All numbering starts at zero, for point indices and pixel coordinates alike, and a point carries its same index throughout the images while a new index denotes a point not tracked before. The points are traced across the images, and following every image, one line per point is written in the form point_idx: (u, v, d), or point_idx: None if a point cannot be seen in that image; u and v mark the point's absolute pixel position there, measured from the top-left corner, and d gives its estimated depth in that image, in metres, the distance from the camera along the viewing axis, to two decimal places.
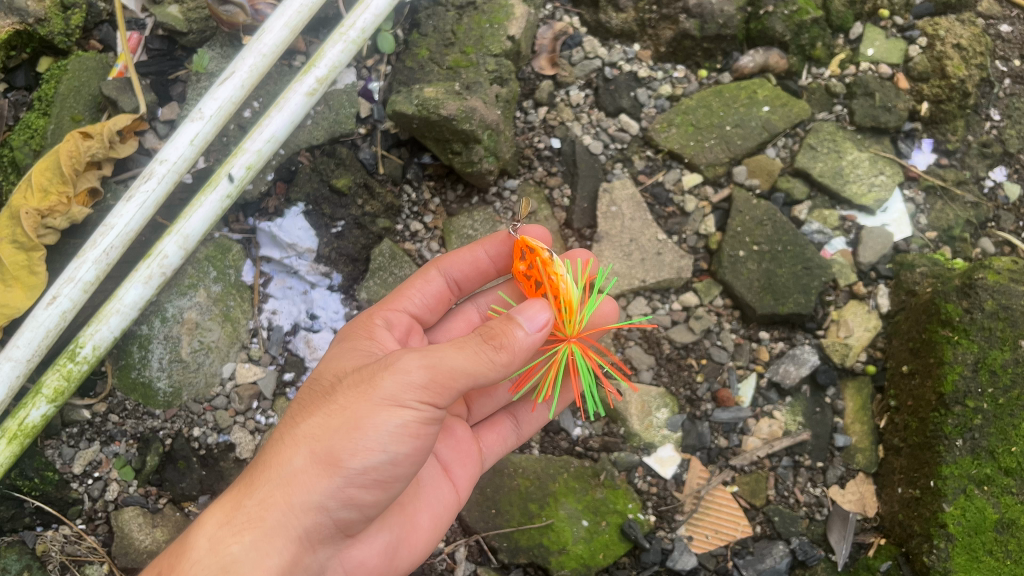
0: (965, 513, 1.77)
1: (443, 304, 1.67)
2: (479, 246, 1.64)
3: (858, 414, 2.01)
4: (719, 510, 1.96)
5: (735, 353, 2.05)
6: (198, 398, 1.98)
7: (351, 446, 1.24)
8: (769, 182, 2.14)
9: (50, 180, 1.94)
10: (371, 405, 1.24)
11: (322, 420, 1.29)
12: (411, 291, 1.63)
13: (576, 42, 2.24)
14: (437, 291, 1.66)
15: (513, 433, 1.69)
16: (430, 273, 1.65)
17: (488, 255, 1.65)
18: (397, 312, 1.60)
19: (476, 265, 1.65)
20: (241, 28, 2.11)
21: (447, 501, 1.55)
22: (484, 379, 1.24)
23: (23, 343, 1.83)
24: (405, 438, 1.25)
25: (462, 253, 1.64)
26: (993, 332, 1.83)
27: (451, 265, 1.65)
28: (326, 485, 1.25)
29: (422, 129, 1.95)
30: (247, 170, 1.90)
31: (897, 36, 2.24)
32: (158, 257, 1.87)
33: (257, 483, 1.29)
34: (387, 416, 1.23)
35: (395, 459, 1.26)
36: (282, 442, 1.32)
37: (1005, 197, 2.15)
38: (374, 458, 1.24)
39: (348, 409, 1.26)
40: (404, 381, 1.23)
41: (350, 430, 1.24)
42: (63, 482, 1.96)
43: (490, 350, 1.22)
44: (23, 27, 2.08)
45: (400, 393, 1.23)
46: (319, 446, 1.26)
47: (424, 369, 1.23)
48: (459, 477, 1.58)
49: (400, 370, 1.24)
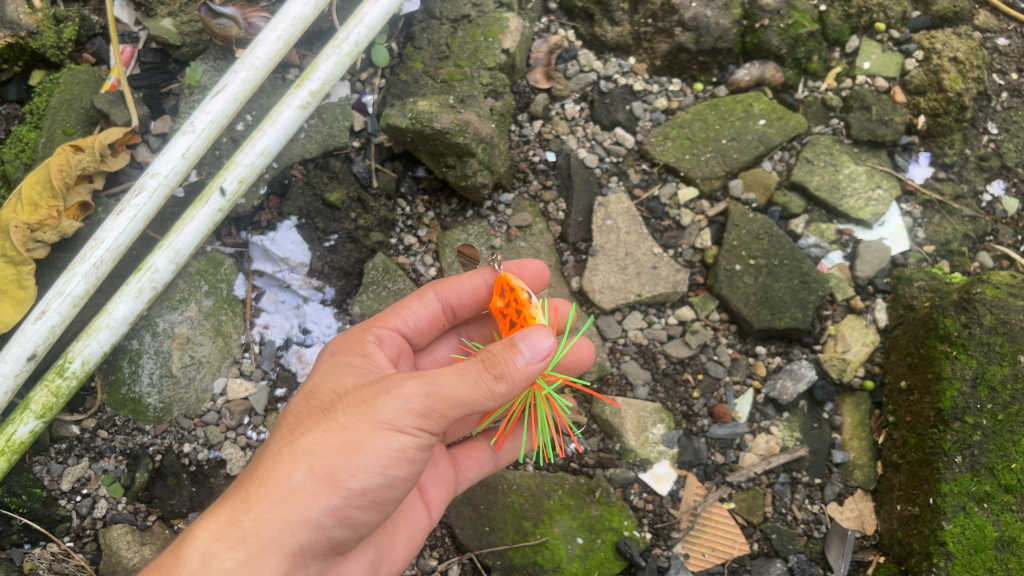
0: (965, 531, 1.74)
1: (436, 326, 1.64)
2: (480, 275, 1.60)
3: (856, 429, 1.98)
4: (715, 527, 1.94)
5: (732, 368, 2.02)
6: (189, 414, 1.96)
7: (352, 466, 1.21)
8: (766, 196, 2.12)
9: (40, 194, 1.92)
10: (370, 426, 1.21)
11: (320, 437, 1.23)
12: (406, 311, 1.60)
13: (571, 55, 2.22)
14: (432, 314, 1.62)
15: (491, 460, 1.64)
16: (426, 295, 1.61)
17: (488, 284, 1.60)
18: (389, 331, 1.57)
19: (474, 293, 1.61)
20: (235, 42, 2.09)
21: (417, 524, 1.54)
22: (481, 407, 1.21)
23: (10, 358, 1.80)
24: (401, 463, 1.24)
25: (462, 281, 1.61)
26: (993, 347, 1.81)
27: (449, 290, 1.60)
28: (324, 504, 1.21)
29: (416, 142, 1.93)
30: (239, 184, 1.88)
31: (894, 50, 2.22)
32: (148, 271, 1.85)
33: (254, 496, 1.22)
34: (389, 439, 1.21)
35: (390, 483, 1.25)
36: (276, 457, 1.25)
37: (1003, 211, 2.14)
38: (372, 479, 1.22)
39: (349, 429, 1.22)
40: (408, 407, 1.20)
41: (351, 450, 1.21)
42: (51, 499, 1.94)
43: (490, 381, 1.19)
44: (15, 40, 2.07)
45: (400, 418, 1.20)
46: (318, 463, 1.21)
47: (425, 395, 1.20)
48: (431, 499, 1.56)
49: (401, 396, 1.20)
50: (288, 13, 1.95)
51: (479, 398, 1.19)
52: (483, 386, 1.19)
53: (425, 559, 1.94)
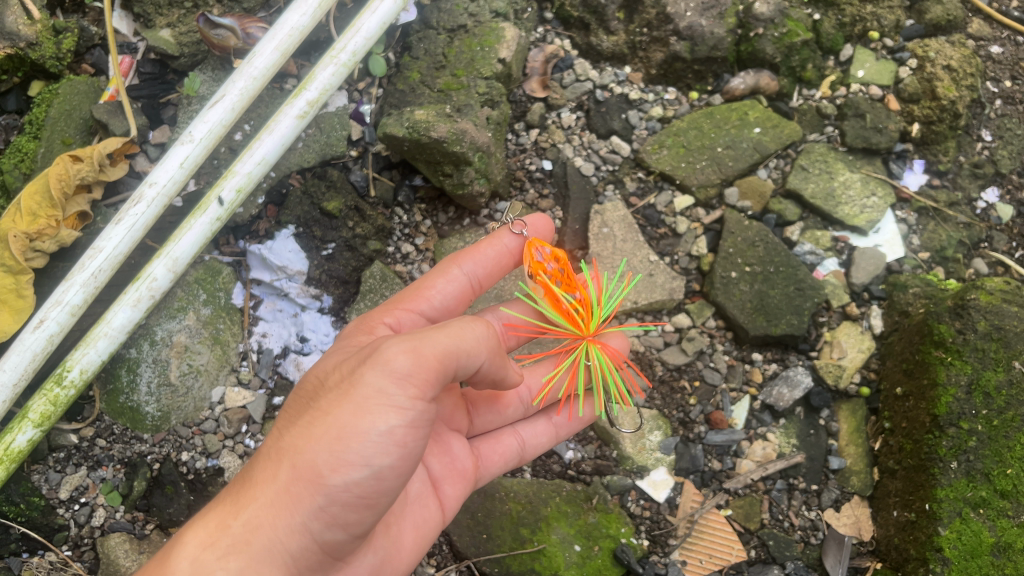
0: (960, 537, 1.75)
1: (463, 302, 1.59)
2: (503, 235, 1.64)
3: (852, 436, 1.99)
4: (712, 534, 1.94)
5: (728, 375, 2.03)
6: (187, 422, 1.96)
7: (334, 459, 1.15)
8: (761, 204, 2.13)
9: (39, 204, 1.94)
10: (353, 409, 1.16)
11: (303, 430, 1.20)
12: (431, 290, 1.54)
13: (567, 64, 2.24)
14: (458, 289, 1.57)
15: (516, 451, 1.69)
16: (450, 270, 1.56)
17: (513, 244, 1.65)
18: (412, 315, 1.51)
19: (498, 258, 1.63)
20: (234, 53, 2.11)
21: (430, 521, 1.53)
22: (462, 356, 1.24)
23: (9, 367, 1.81)
24: (390, 448, 1.17)
25: (486, 247, 1.61)
26: (987, 353, 1.81)
27: (470, 260, 1.58)
28: (310, 504, 1.18)
29: (413, 151, 1.94)
30: (236, 194, 1.89)
31: (887, 58, 2.24)
32: (147, 280, 1.85)
33: (244, 501, 1.21)
34: (373, 421, 1.15)
35: (379, 473, 1.18)
36: (266, 458, 1.24)
37: (998, 218, 2.16)
38: (357, 472, 1.16)
39: (331, 417, 1.17)
40: (389, 377, 1.16)
41: (334, 441, 1.16)
42: (49, 508, 1.95)
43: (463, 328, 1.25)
44: (15, 51, 2.08)
45: (384, 391, 1.16)
46: (302, 459, 1.18)
47: (407, 357, 1.18)
48: (446, 496, 1.55)
49: (383, 364, 1.17)
50: (285, 23, 1.97)
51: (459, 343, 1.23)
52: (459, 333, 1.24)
53: (423, 566, 1.94)
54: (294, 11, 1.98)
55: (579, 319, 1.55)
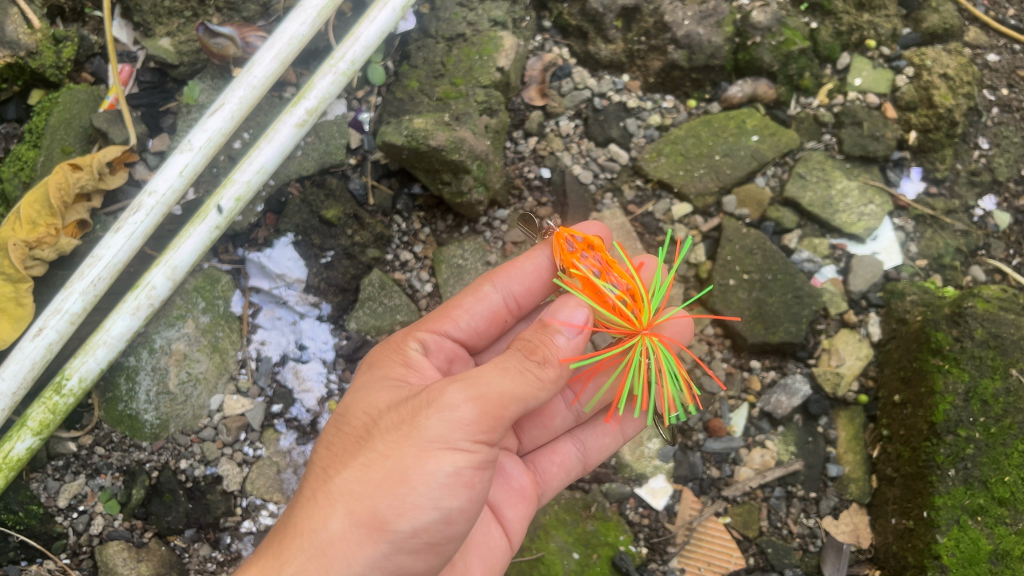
0: (958, 544, 1.74)
1: (497, 323, 1.55)
2: (541, 252, 1.54)
3: (851, 443, 2.00)
4: (711, 541, 1.95)
5: (726, 383, 2.04)
6: (186, 430, 1.97)
7: (398, 504, 1.14)
8: (759, 211, 2.14)
9: (39, 213, 1.94)
10: (416, 452, 1.13)
11: (358, 473, 1.17)
12: (458, 312, 1.52)
13: (565, 73, 2.25)
14: (490, 309, 1.53)
15: (577, 460, 1.64)
16: (483, 290, 1.52)
17: (550, 261, 1.54)
18: (439, 337, 1.49)
19: (537, 274, 1.53)
20: (233, 62, 2.13)
21: (495, 549, 1.48)
22: (536, 398, 1.16)
23: (8, 375, 1.82)
24: (458, 489, 1.16)
25: (522, 263, 1.52)
26: (984, 361, 1.82)
27: (506, 278, 1.52)
28: (372, 552, 1.14)
29: (411, 159, 1.95)
30: (236, 202, 1.90)
31: (884, 67, 2.25)
32: (146, 288, 1.86)
33: (291, 549, 1.16)
34: (439, 463, 1.13)
35: (448, 516, 1.16)
36: (313, 502, 1.19)
37: (994, 226, 2.17)
38: (424, 517, 1.14)
39: (391, 459, 1.15)
40: (452, 423, 1.12)
41: (396, 486, 1.13)
42: (47, 516, 1.94)
43: (535, 366, 1.16)
44: (15, 60, 2.09)
45: (448, 435, 1.12)
46: (360, 505, 1.15)
47: (471, 403, 1.12)
48: (508, 519, 1.51)
49: (445, 409, 1.12)
50: (284, 32, 1.97)
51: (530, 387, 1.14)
52: (532, 373, 1.15)
53: None
54: (293, 20, 1.98)
55: (629, 313, 1.36)
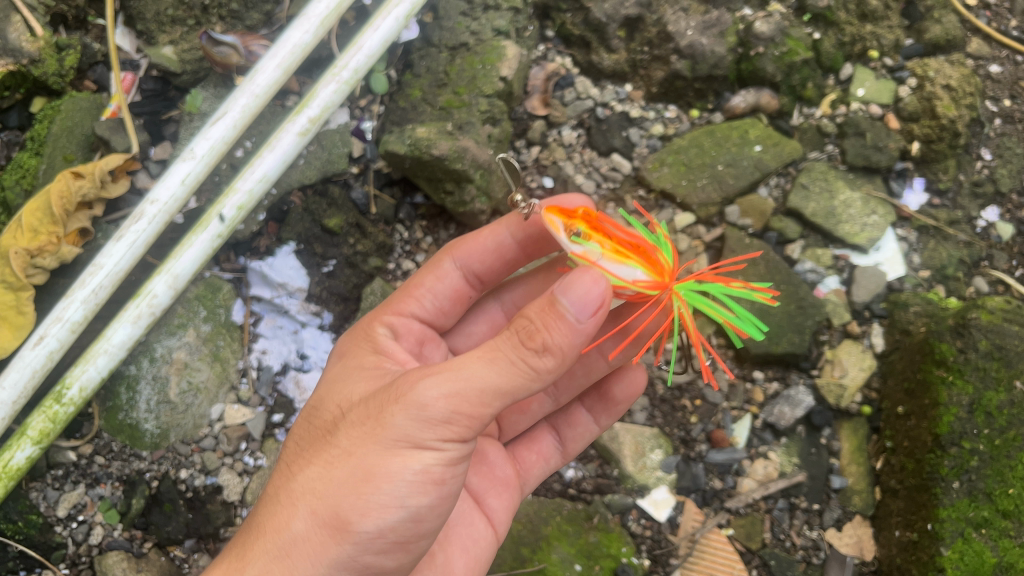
0: (963, 557, 1.73)
1: (462, 302, 1.54)
2: (502, 228, 1.49)
3: (854, 455, 1.99)
4: (714, 554, 1.94)
5: (729, 394, 2.03)
6: (186, 439, 1.96)
7: (362, 503, 1.11)
8: (762, 222, 2.13)
9: (40, 221, 1.93)
10: (382, 450, 1.11)
11: (324, 469, 1.15)
12: (422, 293, 1.51)
13: (568, 82, 2.25)
14: (454, 288, 1.52)
15: (555, 450, 1.64)
16: (444, 268, 1.52)
17: (511, 240, 1.50)
18: (405, 321, 1.48)
19: (499, 251, 1.50)
20: (236, 70, 2.13)
21: (481, 541, 1.45)
22: (524, 391, 1.07)
23: (9, 384, 1.81)
24: (427, 486, 1.12)
25: (483, 241, 1.49)
26: (989, 373, 1.80)
27: (466, 255, 1.50)
28: (338, 552, 1.12)
29: (414, 168, 1.95)
30: (238, 211, 1.89)
31: (887, 77, 2.25)
32: (147, 297, 1.85)
33: (258, 548, 1.16)
34: (406, 461, 1.10)
35: (417, 512, 1.13)
36: (278, 501, 1.18)
37: (997, 237, 2.17)
38: (391, 515, 1.12)
39: (356, 455, 1.12)
40: (419, 421, 1.08)
41: (360, 484, 1.11)
42: (47, 526, 1.94)
43: (531, 357, 1.03)
44: (17, 68, 2.07)
45: (416, 434, 1.09)
46: (324, 504, 1.13)
47: (443, 401, 1.06)
48: (492, 509, 1.49)
49: (414, 407, 1.08)
50: (288, 40, 1.97)
51: (520, 380, 1.04)
52: (523, 364, 1.03)
53: None
54: (297, 29, 1.98)
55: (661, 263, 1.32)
